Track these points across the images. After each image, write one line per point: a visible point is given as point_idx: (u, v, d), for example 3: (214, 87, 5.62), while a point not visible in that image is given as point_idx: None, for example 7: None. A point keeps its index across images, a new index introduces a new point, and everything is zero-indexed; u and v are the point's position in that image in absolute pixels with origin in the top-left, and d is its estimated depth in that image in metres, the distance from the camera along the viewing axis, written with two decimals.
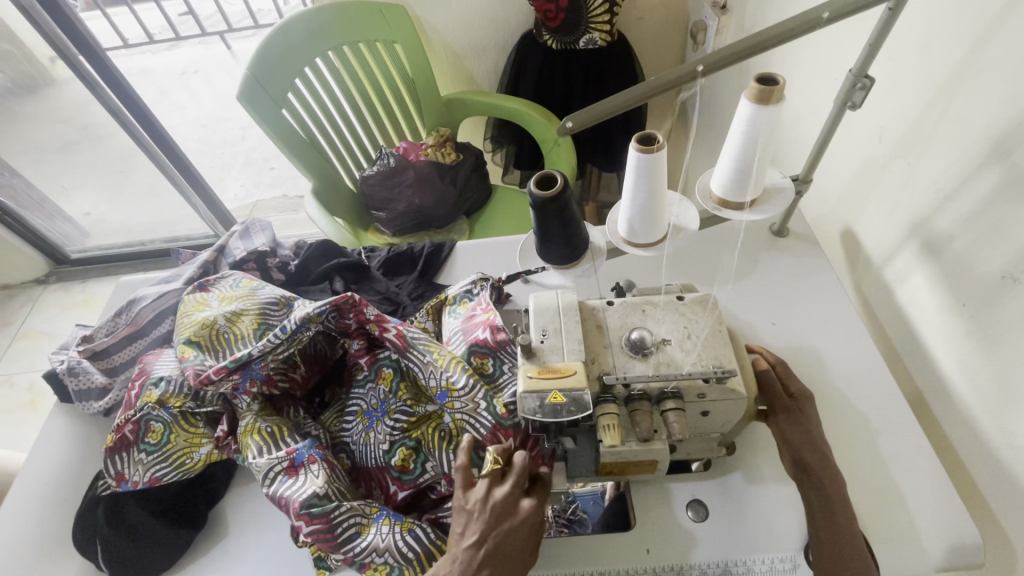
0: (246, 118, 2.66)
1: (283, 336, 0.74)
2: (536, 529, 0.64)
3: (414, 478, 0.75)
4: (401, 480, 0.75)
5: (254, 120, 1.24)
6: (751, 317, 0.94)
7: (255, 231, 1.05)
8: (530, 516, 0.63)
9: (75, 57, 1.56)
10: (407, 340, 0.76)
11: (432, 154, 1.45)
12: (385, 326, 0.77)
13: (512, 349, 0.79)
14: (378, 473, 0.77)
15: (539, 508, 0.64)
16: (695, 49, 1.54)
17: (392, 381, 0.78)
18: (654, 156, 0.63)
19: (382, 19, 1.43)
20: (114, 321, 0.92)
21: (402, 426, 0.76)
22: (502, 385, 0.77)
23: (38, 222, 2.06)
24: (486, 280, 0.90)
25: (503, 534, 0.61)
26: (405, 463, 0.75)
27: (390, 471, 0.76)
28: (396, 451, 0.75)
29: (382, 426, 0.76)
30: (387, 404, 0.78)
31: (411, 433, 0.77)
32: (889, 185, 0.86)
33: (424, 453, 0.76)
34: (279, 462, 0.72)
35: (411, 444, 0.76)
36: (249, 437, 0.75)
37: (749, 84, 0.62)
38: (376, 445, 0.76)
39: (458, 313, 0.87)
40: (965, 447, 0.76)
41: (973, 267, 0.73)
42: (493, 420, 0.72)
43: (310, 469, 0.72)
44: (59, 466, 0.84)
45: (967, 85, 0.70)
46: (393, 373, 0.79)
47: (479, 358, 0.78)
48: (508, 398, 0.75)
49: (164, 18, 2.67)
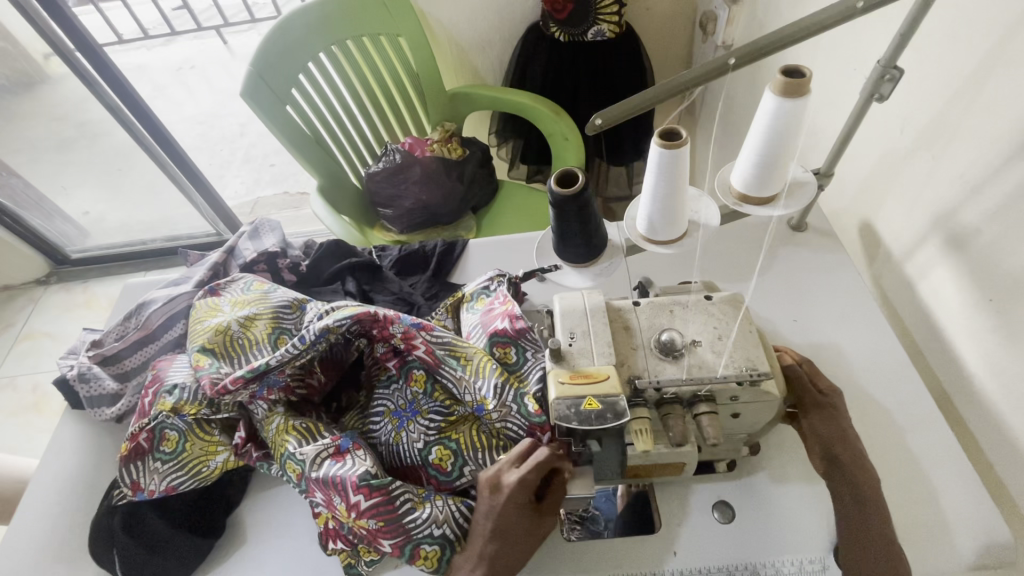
0: (245, 114, 2.63)
1: (301, 347, 0.72)
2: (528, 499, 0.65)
3: (451, 481, 0.74)
4: (438, 481, 0.74)
5: (258, 118, 1.22)
6: (771, 312, 0.93)
7: (265, 231, 1.04)
8: (515, 489, 0.64)
9: (71, 52, 1.53)
10: (437, 356, 0.75)
11: (438, 150, 1.41)
12: (412, 342, 0.75)
13: (533, 336, 0.79)
14: (413, 472, 0.76)
15: (527, 482, 0.64)
16: (705, 40, 1.51)
17: (424, 382, 0.77)
18: (677, 153, 0.61)
19: (385, 12, 1.41)
20: (123, 325, 0.91)
21: (438, 425, 0.76)
22: (526, 374, 0.77)
23: (38, 223, 2.04)
24: (502, 276, 0.89)
25: (496, 511, 0.65)
26: (442, 463, 0.74)
27: (427, 469, 0.74)
28: (433, 449, 0.74)
29: (415, 425, 0.76)
30: (417, 404, 0.77)
31: (450, 434, 0.75)
32: (911, 178, 0.84)
33: (463, 456, 0.74)
34: (326, 448, 0.72)
35: (450, 444, 0.74)
36: (284, 435, 0.74)
37: (771, 77, 0.61)
38: (409, 444, 0.75)
39: (475, 309, 0.86)
40: (993, 444, 0.75)
41: (1001, 262, 0.72)
42: (526, 421, 0.73)
43: (357, 454, 0.72)
44: (69, 473, 0.83)
45: (997, 73, 0.68)
46: (425, 377, 0.77)
47: (501, 348, 0.78)
48: (535, 388, 0.74)
49: (159, 12, 2.63)
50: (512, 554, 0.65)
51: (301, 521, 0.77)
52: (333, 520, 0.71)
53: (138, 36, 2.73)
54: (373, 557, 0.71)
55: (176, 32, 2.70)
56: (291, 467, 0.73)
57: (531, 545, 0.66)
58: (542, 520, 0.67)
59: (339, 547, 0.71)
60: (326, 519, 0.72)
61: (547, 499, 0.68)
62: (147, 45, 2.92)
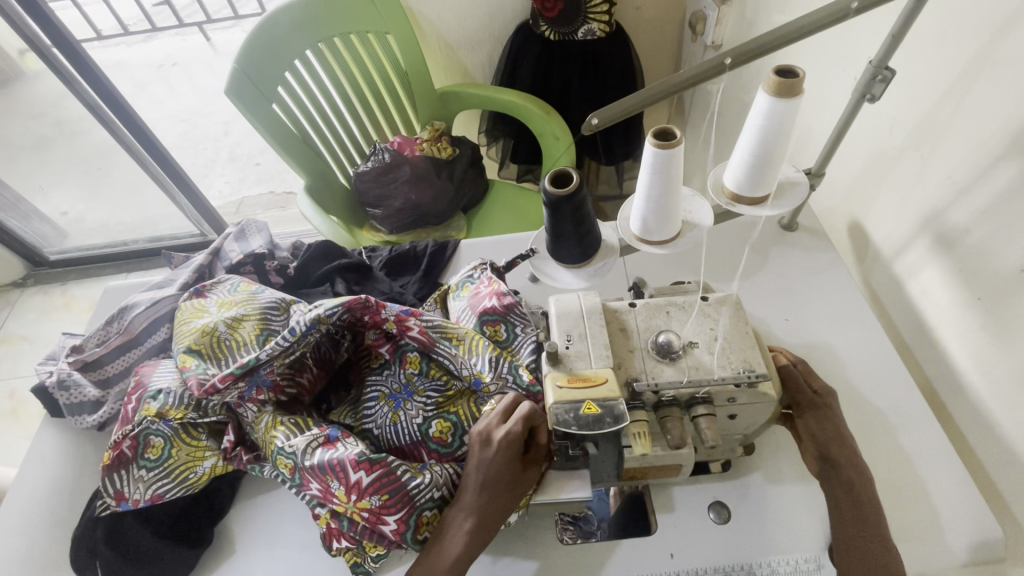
0: (229, 112, 2.58)
1: (291, 340, 0.70)
2: (518, 454, 0.65)
3: (452, 451, 0.73)
4: (440, 453, 0.73)
5: (244, 117, 1.19)
6: (762, 312, 0.94)
7: (251, 232, 1.02)
8: (504, 443, 0.64)
9: (49, 49, 1.48)
10: (431, 336, 0.74)
11: (428, 149, 1.40)
12: (406, 324, 0.74)
13: (522, 311, 0.79)
14: (411, 450, 0.74)
15: (515, 436, 0.65)
16: (695, 39, 1.50)
17: (420, 363, 0.77)
18: (671, 152, 0.60)
19: (373, 9, 1.39)
20: (105, 330, 0.88)
21: (436, 400, 0.76)
22: (518, 347, 0.77)
23: (14, 223, 1.98)
24: (485, 264, 0.88)
25: (486, 464, 0.64)
26: (443, 436, 0.73)
27: (428, 445, 0.73)
28: (433, 422, 0.74)
29: (412, 403, 0.75)
30: (412, 385, 0.76)
31: (449, 408, 0.76)
32: (900, 178, 0.85)
33: (463, 427, 0.74)
34: (315, 438, 0.70)
35: (450, 417, 0.75)
36: (274, 430, 0.72)
37: (766, 76, 0.60)
38: (408, 422, 0.74)
39: (461, 296, 0.85)
40: (981, 440, 0.76)
41: (989, 261, 0.72)
42: (522, 390, 0.73)
43: (347, 441, 0.70)
44: (50, 484, 0.80)
45: (985, 77, 0.69)
46: (419, 357, 0.77)
47: (491, 326, 0.78)
48: (528, 359, 0.75)
49: (139, 8, 2.57)
50: (502, 506, 0.64)
51: (292, 528, 0.76)
52: (335, 520, 0.69)
53: (118, 31, 2.67)
54: (379, 552, 0.69)
55: (157, 28, 2.65)
56: (281, 463, 0.71)
57: (519, 497, 0.66)
58: (528, 472, 0.67)
59: (343, 546, 0.69)
60: (327, 519, 0.69)
61: (531, 453, 0.68)
62: (128, 42, 2.86)
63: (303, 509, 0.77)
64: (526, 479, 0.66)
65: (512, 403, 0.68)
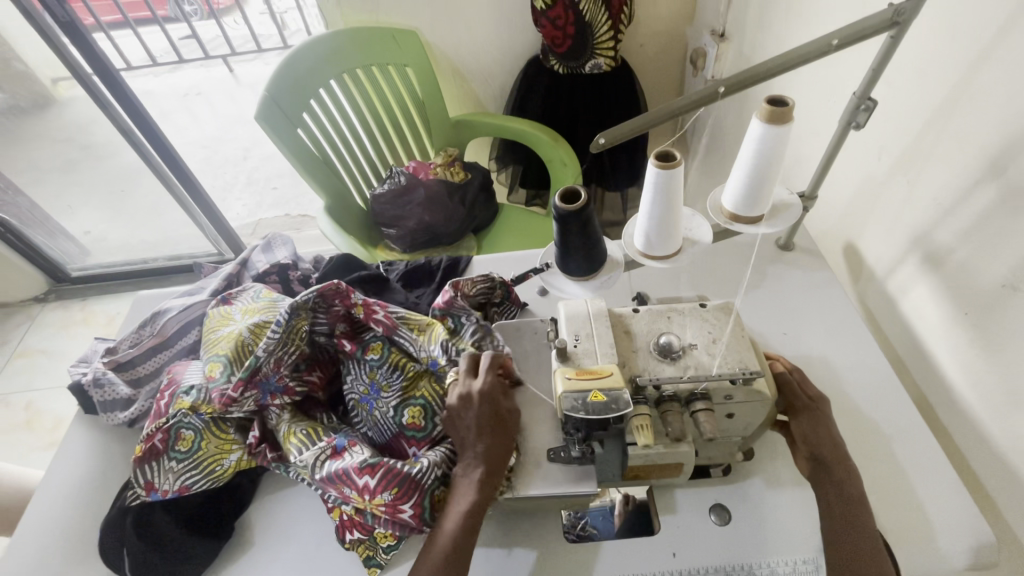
0: (249, 138, 2.70)
1: (280, 331, 0.76)
2: (496, 402, 0.70)
3: (428, 434, 0.78)
4: (417, 439, 0.78)
5: (270, 141, 1.26)
6: (761, 327, 0.98)
7: (277, 245, 1.08)
8: (483, 394, 0.70)
9: (89, 76, 1.59)
10: (393, 321, 0.81)
11: (442, 173, 1.47)
12: (372, 309, 0.81)
13: (461, 304, 0.86)
14: (394, 443, 0.79)
15: (490, 391, 0.71)
16: (696, 74, 1.59)
17: (382, 350, 0.82)
18: (672, 173, 0.65)
19: (394, 45, 1.50)
20: (138, 333, 0.93)
21: (402, 387, 0.80)
22: (463, 333, 0.83)
23: (40, 241, 2.05)
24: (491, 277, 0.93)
25: (475, 414, 0.70)
26: (416, 421, 0.78)
27: (405, 433, 0.78)
28: (404, 411, 0.78)
29: (381, 401, 0.79)
30: (377, 382, 0.80)
31: (413, 393, 0.80)
32: (889, 202, 0.90)
33: (432, 408, 0.79)
34: (323, 451, 0.74)
35: (420, 402, 0.79)
36: (288, 441, 0.76)
37: (760, 106, 0.66)
38: (385, 416, 0.79)
39: None
40: (974, 449, 0.79)
41: (974, 278, 0.77)
42: None
43: (352, 450, 0.74)
44: (81, 477, 0.85)
45: (961, 109, 0.75)
46: (381, 345, 0.82)
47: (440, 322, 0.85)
48: (471, 340, 0.82)
49: (168, 41, 2.73)
50: (504, 449, 0.68)
51: (308, 524, 0.78)
52: (348, 512, 0.74)
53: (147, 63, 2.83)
54: (390, 543, 0.73)
55: (184, 60, 2.81)
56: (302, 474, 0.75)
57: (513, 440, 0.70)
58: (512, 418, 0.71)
59: (356, 537, 0.74)
60: (339, 511, 0.74)
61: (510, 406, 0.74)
62: (154, 73, 3.02)
63: (319, 505, 0.80)
64: (512, 421, 0.71)
65: (474, 361, 0.75)
